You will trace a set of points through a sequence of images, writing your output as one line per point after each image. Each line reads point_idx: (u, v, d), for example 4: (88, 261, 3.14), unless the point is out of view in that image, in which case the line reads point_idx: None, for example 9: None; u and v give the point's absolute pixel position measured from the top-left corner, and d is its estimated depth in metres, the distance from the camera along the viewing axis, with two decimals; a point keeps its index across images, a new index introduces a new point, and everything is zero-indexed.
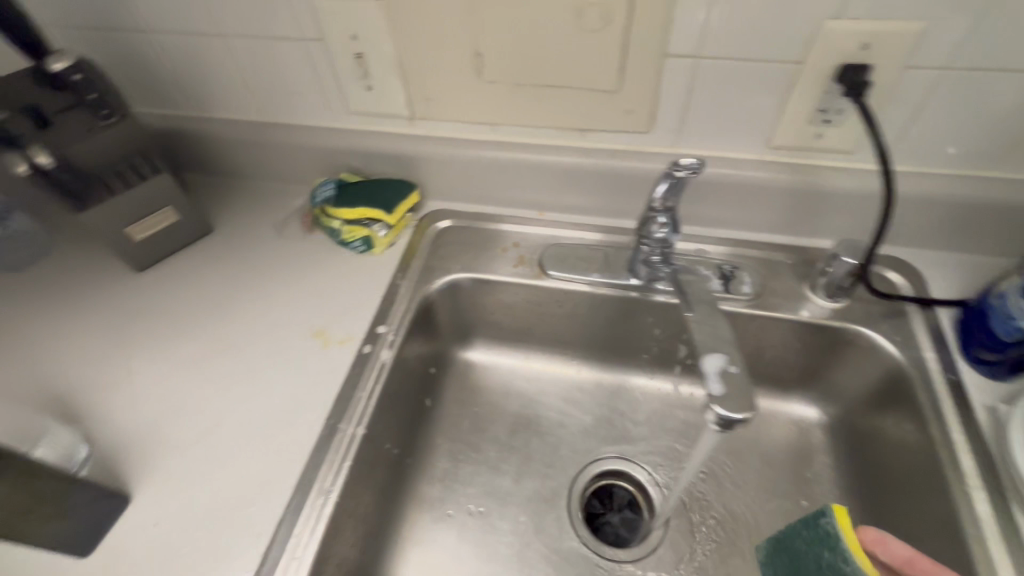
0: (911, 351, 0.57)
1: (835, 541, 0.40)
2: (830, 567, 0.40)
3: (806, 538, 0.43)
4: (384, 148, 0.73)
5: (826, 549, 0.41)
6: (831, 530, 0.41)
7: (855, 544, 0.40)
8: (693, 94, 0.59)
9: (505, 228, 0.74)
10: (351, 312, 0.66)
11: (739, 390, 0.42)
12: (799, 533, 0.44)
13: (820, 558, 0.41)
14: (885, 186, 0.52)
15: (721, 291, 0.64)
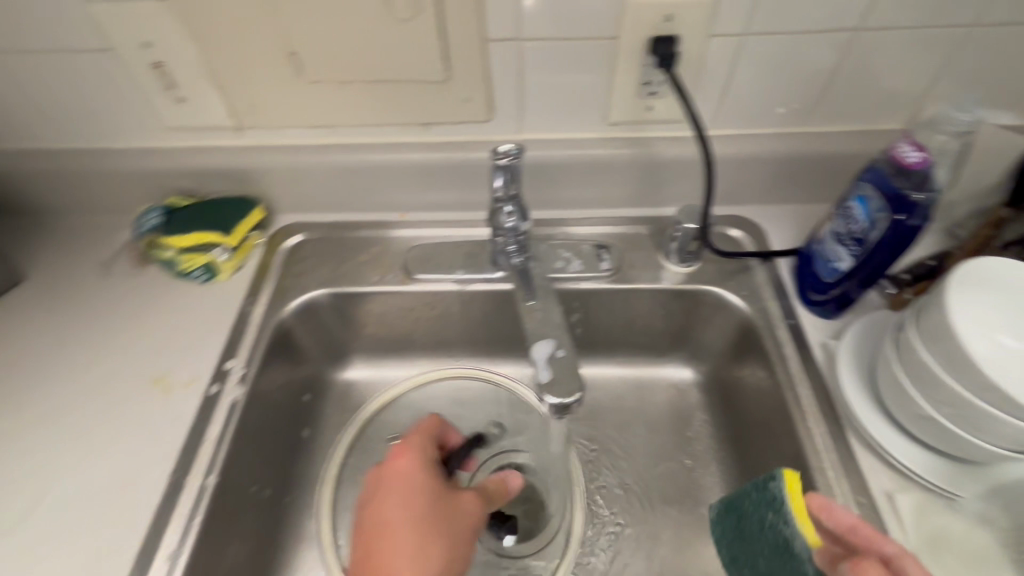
0: (755, 303, 0.61)
1: (780, 505, 0.42)
2: (772, 528, 0.42)
3: (755, 499, 0.45)
4: (213, 164, 0.66)
5: (771, 511, 0.43)
6: (778, 494, 0.42)
7: (799, 508, 0.41)
8: (524, 77, 0.58)
9: (365, 234, 0.70)
10: (197, 349, 0.60)
11: (564, 375, 0.49)
12: (749, 494, 0.45)
13: (764, 519, 0.43)
14: (704, 152, 0.54)
15: (582, 270, 0.64)
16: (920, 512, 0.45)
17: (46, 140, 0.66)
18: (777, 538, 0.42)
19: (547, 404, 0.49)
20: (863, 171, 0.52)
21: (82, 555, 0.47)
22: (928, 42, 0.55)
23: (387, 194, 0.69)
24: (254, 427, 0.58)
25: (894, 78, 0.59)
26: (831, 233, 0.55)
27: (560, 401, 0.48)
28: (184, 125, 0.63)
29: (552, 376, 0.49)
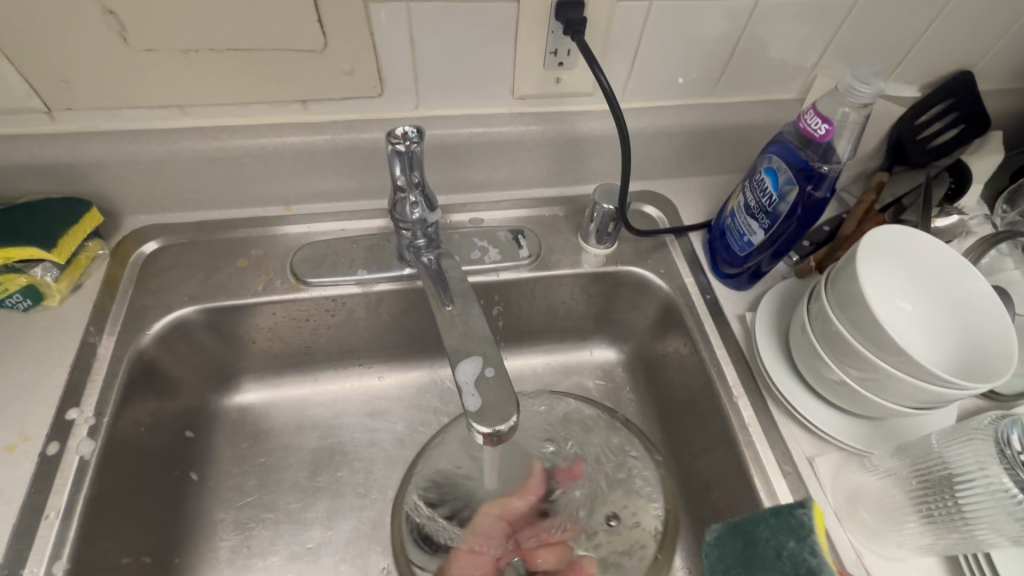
0: (675, 280, 0.60)
1: (807, 534, 0.35)
2: (791, 558, 0.35)
3: (772, 523, 0.37)
4: (18, 159, 0.51)
5: (794, 539, 0.35)
6: (807, 522, 0.35)
7: (825, 540, 0.35)
8: (416, 46, 0.51)
9: (240, 234, 0.59)
10: (23, 400, 0.47)
11: (496, 400, 0.40)
12: (764, 518, 0.38)
13: (782, 547, 0.36)
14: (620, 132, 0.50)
15: (498, 260, 0.60)
16: (839, 473, 0.48)
17: None
18: (797, 569, 0.34)
19: (476, 436, 0.40)
20: (771, 143, 0.52)
21: None
22: (819, 11, 0.56)
23: (264, 185, 0.58)
24: (116, 486, 0.47)
25: (789, 48, 0.60)
26: (742, 207, 0.55)
27: (489, 432, 0.39)
28: None
29: (481, 397, 0.41)
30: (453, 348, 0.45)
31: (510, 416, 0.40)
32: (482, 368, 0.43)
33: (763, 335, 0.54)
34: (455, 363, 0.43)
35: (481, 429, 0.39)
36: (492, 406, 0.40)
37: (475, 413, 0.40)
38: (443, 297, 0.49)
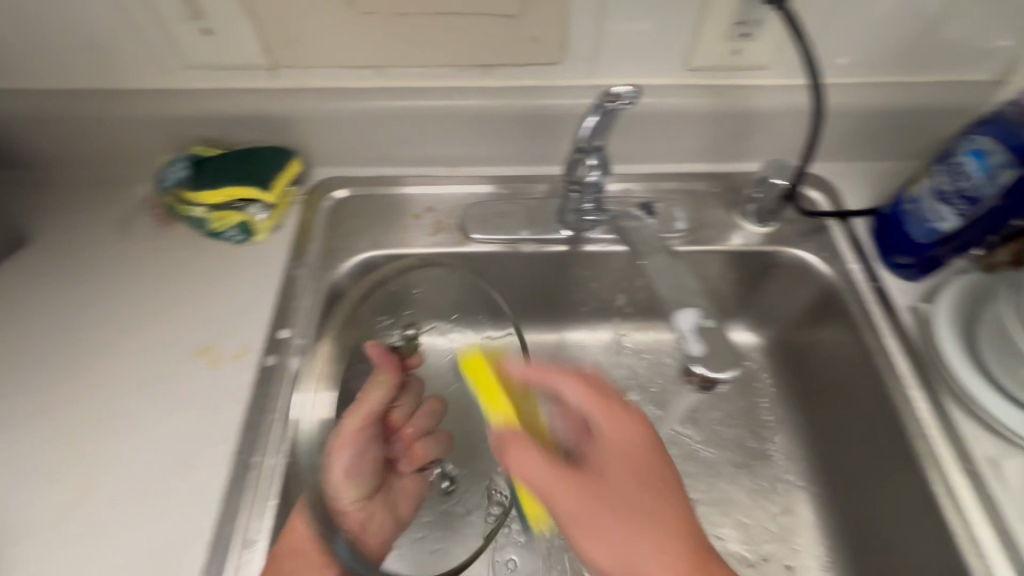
0: (839, 265, 0.58)
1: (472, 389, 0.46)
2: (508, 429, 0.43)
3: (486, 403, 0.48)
4: (242, 110, 0.58)
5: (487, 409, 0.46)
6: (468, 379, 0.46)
7: (482, 381, 0.44)
8: (605, 14, 0.52)
9: (409, 191, 0.63)
10: (241, 319, 0.54)
11: (722, 349, 0.42)
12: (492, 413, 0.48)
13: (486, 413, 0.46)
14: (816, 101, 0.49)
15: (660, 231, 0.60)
16: None
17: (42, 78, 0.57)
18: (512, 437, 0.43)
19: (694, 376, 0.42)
20: (980, 124, 0.49)
21: (146, 542, 0.43)
22: None
23: (435, 146, 0.62)
24: None
25: (1000, 23, 0.55)
26: (930, 191, 0.51)
27: (712, 375, 0.41)
28: (209, 64, 0.55)
29: (706, 345, 0.42)
30: (667, 297, 0.46)
31: (735, 366, 0.41)
32: (702, 318, 0.44)
33: (946, 327, 0.51)
34: (675, 313, 0.44)
35: (711, 375, 0.41)
36: (716, 356, 0.42)
37: (703, 359, 0.41)
38: (646, 253, 0.50)
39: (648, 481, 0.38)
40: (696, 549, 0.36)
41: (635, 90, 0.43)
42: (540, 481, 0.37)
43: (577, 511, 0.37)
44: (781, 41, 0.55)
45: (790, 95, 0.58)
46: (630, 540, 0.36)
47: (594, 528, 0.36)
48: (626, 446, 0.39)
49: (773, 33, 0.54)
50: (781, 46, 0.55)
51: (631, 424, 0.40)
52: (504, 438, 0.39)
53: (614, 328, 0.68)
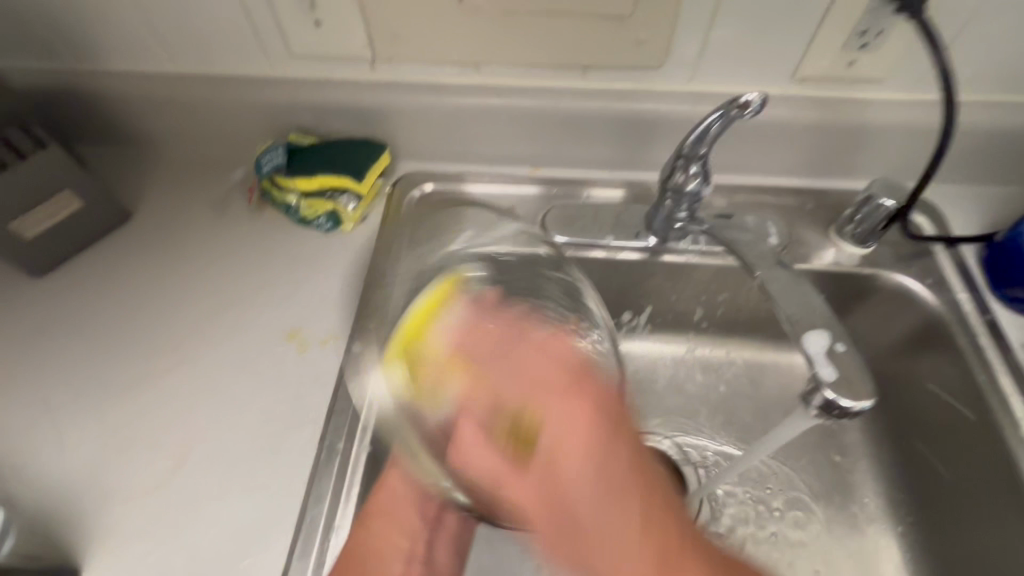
0: (945, 294, 0.55)
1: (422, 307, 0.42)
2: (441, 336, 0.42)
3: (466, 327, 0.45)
4: (340, 101, 0.59)
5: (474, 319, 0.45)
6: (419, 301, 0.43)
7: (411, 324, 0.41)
8: (716, 19, 0.51)
9: (492, 188, 0.63)
10: (328, 305, 0.55)
11: (856, 376, 0.42)
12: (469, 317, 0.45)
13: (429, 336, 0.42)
14: (948, 118, 0.49)
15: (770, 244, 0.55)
16: None
17: (152, 62, 0.58)
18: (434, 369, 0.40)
19: (819, 401, 0.42)
20: None
21: (236, 517, 0.44)
22: None
23: (521, 145, 0.62)
24: None
25: None
26: None
27: (846, 406, 0.41)
28: (315, 55, 0.56)
29: (837, 370, 0.42)
30: (788, 314, 0.46)
31: (867, 394, 0.41)
32: (832, 341, 0.43)
33: None
34: (805, 333, 0.43)
35: (841, 403, 0.41)
36: (847, 381, 0.42)
37: (834, 385, 0.41)
38: (755, 265, 0.49)
39: (608, 431, 0.29)
40: (643, 508, 0.28)
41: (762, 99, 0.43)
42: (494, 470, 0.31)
43: (565, 481, 0.29)
44: (901, 52, 0.52)
45: (905, 110, 0.56)
46: (604, 518, 0.28)
47: (576, 483, 0.28)
48: (577, 435, 0.29)
49: (894, 44, 0.51)
50: (901, 59, 0.53)
51: (563, 355, 0.33)
52: (462, 412, 0.35)
53: (689, 342, 0.66)
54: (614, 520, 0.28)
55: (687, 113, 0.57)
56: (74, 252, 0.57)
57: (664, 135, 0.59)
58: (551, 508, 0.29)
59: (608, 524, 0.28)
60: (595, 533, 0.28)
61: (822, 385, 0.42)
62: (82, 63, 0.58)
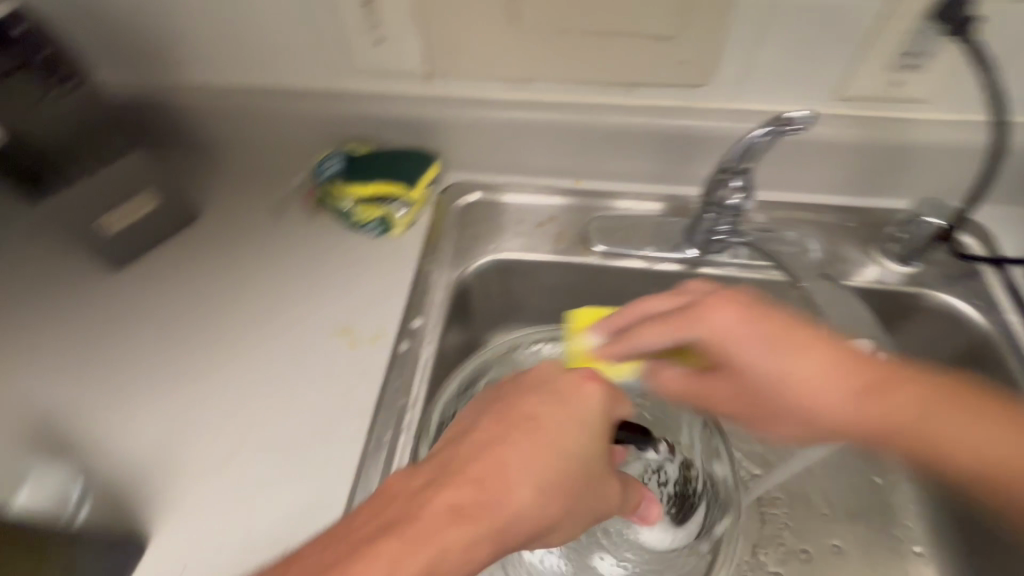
0: (995, 315, 0.54)
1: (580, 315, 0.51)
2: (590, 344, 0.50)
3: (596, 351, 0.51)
4: (395, 113, 0.62)
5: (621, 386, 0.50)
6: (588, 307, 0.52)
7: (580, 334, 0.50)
8: (761, 40, 0.52)
9: (533, 200, 0.65)
10: (377, 305, 0.58)
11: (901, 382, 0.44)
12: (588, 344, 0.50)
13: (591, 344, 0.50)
14: (997, 135, 0.49)
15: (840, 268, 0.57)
16: None
17: (226, 75, 0.63)
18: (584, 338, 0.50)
19: None
20: None
21: (290, 501, 0.47)
22: None
23: (563, 158, 0.64)
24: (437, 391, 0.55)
25: None
26: None
27: None
28: (374, 71, 0.60)
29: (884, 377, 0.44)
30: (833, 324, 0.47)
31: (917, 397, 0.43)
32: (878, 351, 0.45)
33: None
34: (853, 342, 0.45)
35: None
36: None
37: None
38: None
39: (763, 332, 0.42)
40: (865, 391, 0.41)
41: (811, 117, 0.43)
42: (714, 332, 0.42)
43: (755, 361, 0.41)
44: (947, 74, 0.53)
45: (953, 130, 0.56)
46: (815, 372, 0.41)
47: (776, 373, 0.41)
48: (749, 330, 0.42)
49: (940, 65, 0.52)
50: (948, 80, 0.53)
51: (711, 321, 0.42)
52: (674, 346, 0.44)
53: None
54: (856, 409, 0.41)
55: (729, 129, 0.58)
56: (149, 247, 0.62)
57: (705, 151, 0.61)
58: (867, 389, 0.41)
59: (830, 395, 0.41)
60: (804, 402, 0.41)
61: None
62: (165, 76, 0.64)
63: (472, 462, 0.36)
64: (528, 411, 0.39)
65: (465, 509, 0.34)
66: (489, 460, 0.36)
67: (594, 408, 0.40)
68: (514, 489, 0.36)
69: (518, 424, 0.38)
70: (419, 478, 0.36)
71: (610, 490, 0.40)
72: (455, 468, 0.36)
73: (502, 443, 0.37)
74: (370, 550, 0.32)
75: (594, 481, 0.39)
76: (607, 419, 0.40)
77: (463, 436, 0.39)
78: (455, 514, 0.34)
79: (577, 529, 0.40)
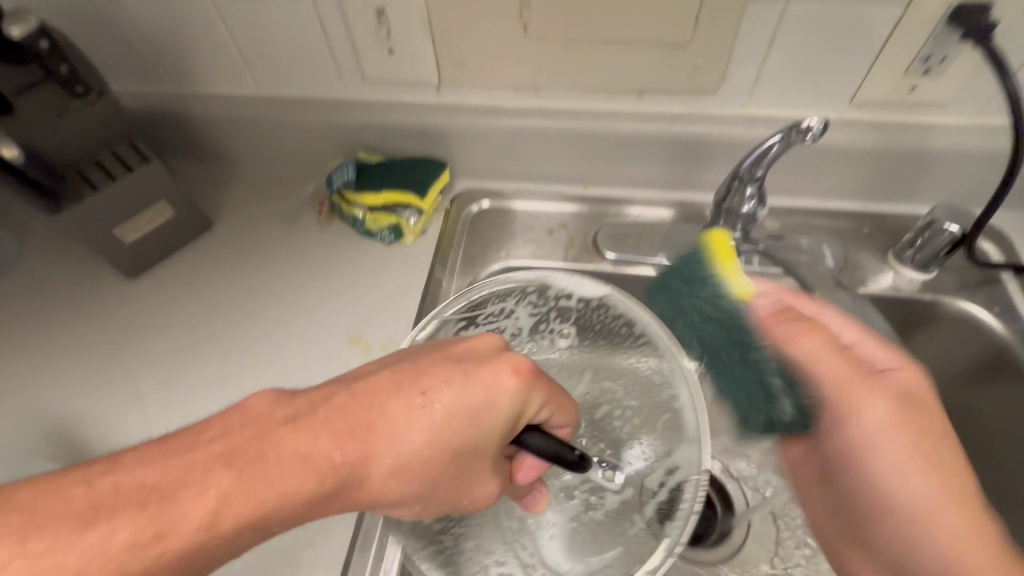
0: (1015, 323, 0.53)
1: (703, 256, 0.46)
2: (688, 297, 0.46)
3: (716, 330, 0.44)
4: (406, 122, 0.63)
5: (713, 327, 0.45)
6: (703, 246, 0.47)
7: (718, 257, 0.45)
8: (774, 46, 0.52)
9: (544, 207, 0.66)
10: (389, 313, 0.58)
11: None
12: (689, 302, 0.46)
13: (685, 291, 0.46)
14: (1016, 144, 0.48)
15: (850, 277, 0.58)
16: None
17: (240, 86, 0.64)
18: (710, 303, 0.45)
19: None
20: None
21: None
22: None
23: (573, 165, 0.64)
24: None
25: None
26: None
27: None
28: (385, 80, 0.61)
29: None
30: None
31: None
32: None
33: None
34: None
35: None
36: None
37: None
38: None
39: (907, 414, 0.36)
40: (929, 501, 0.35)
41: (823, 125, 0.43)
42: (835, 380, 0.38)
43: (881, 470, 0.37)
44: (966, 78, 0.52)
45: (972, 135, 0.55)
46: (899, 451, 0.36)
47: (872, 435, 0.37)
48: (872, 393, 0.37)
49: (958, 69, 0.51)
50: (966, 85, 0.52)
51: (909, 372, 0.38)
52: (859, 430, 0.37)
53: None
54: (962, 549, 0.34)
55: (741, 136, 0.58)
56: (164, 256, 0.63)
57: (717, 157, 0.60)
58: (928, 522, 0.35)
59: (918, 501, 0.35)
60: (901, 485, 0.36)
61: None
62: (180, 87, 0.65)
63: (334, 404, 0.33)
64: (423, 387, 0.34)
65: (314, 460, 0.31)
66: (360, 415, 0.33)
67: (500, 404, 0.35)
68: (345, 442, 0.32)
69: (399, 378, 0.35)
70: (283, 410, 0.33)
71: (474, 488, 0.37)
72: (319, 416, 0.33)
73: (374, 392, 0.34)
74: (204, 477, 0.29)
75: (458, 473, 0.36)
76: (501, 422, 0.36)
77: (355, 382, 0.35)
78: (301, 465, 0.31)
79: (432, 507, 0.38)
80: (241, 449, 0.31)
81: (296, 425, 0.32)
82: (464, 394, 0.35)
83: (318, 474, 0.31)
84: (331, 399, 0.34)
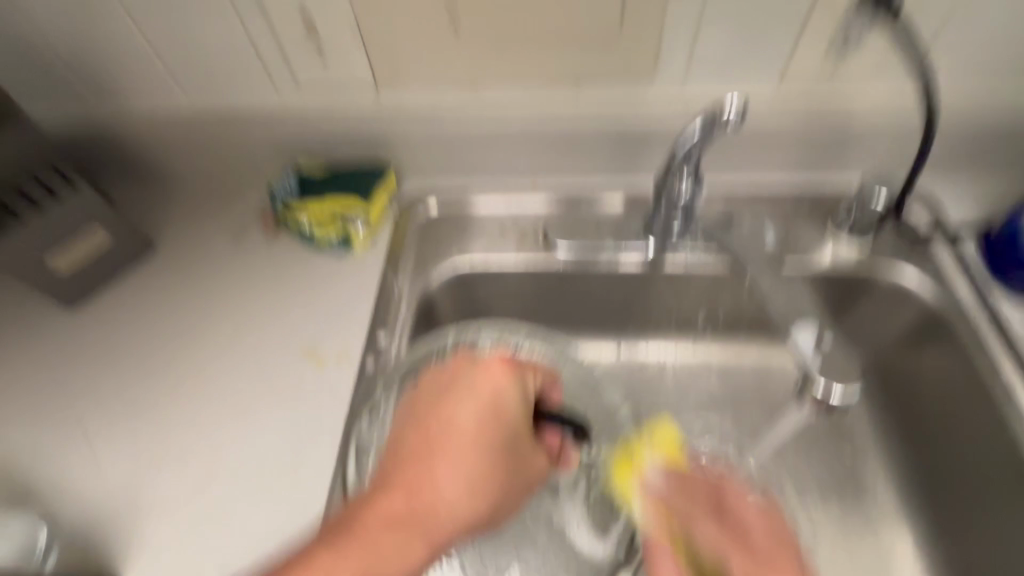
0: (944, 284, 0.56)
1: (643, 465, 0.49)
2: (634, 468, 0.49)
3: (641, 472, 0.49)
4: (346, 127, 0.62)
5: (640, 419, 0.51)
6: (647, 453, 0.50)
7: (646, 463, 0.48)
8: (700, 30, 0.53)
9: (493, 203, 0.65)
10: (342, 321, 0.58)
11: (842, 363, 0.47)
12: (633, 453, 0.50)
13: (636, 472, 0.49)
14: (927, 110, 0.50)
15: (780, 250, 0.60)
16: None
17: (170, 100, 0.62)
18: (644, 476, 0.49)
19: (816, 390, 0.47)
20: None
21: (263, 528, 0.47)
22: None
23: (519, 160, 0.64)
24: None
25: None
26: None
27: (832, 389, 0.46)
28: (319, 86, 0.59)
29: (825, 358, 0.47)
30: None
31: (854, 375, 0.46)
32: (821, 334, 0.48)
33: None
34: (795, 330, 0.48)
35: (822, 391, 0.46)
36: (835, 373, 0.46)
37: (824, 371, 0.46)
38: None
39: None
40: None
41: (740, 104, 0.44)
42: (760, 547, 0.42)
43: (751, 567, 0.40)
44: (882, 51, 0.54)
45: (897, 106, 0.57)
46: None
47: None
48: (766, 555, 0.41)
49: (873, 43, 0.53)
50: (883, 58, 0.54)
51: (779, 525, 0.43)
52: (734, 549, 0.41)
53: (696, 344, 0.67)
54: None
55: (679, 121, 0.59)
56: (104, 281, 0.61)
57: (658, 144, 0.61)
58: None
59: None
60: None
61: (812, 374, 0.46)
62: (107, 104, 0.62)
63: (399, 468, 0.42)
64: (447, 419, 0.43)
65: (398, 520, 0.39)
66: (418, 470, 0.41)
67: (507, 393, 0.43)
68: (417, 496, 0.40)
69: (428, 424, 0.43)
70: (365, 494, 0.41)
71: (535, 461, 0.44)
72: (395, 482, 0.41)
73: (418, 442, 0.42)
74: (310, 564, 0.37)
75: (517, 469, 0.43)
76: (520, 406, 0.43)
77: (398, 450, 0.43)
78: (388, 526, 0.39)
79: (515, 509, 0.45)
80: (341, 534, 0.39)
81: (376, 497, 0.41)
82: (472, 397, 0.43)
83: (408, 522, 0.40)
84: (394, 458, 0.42)
